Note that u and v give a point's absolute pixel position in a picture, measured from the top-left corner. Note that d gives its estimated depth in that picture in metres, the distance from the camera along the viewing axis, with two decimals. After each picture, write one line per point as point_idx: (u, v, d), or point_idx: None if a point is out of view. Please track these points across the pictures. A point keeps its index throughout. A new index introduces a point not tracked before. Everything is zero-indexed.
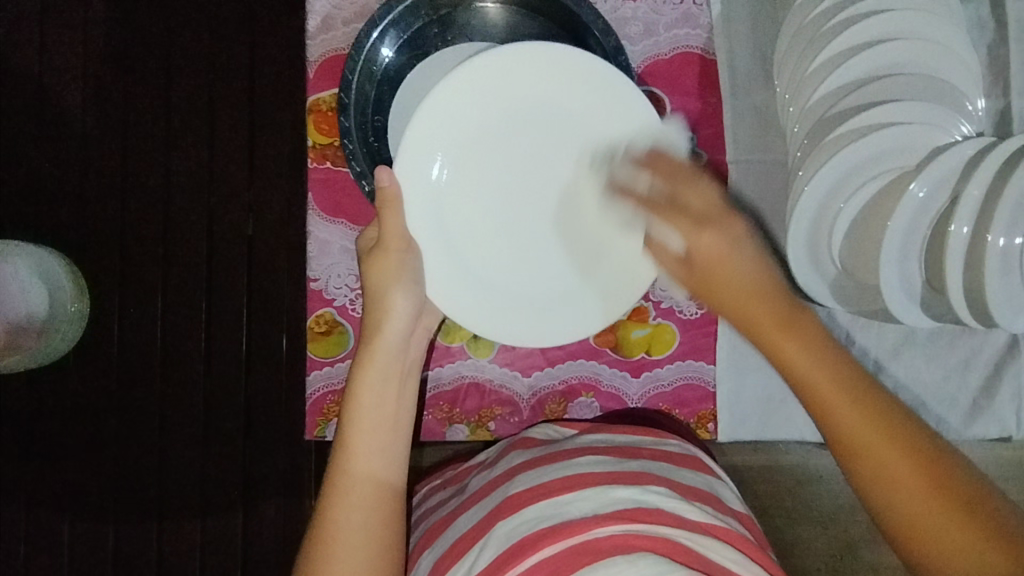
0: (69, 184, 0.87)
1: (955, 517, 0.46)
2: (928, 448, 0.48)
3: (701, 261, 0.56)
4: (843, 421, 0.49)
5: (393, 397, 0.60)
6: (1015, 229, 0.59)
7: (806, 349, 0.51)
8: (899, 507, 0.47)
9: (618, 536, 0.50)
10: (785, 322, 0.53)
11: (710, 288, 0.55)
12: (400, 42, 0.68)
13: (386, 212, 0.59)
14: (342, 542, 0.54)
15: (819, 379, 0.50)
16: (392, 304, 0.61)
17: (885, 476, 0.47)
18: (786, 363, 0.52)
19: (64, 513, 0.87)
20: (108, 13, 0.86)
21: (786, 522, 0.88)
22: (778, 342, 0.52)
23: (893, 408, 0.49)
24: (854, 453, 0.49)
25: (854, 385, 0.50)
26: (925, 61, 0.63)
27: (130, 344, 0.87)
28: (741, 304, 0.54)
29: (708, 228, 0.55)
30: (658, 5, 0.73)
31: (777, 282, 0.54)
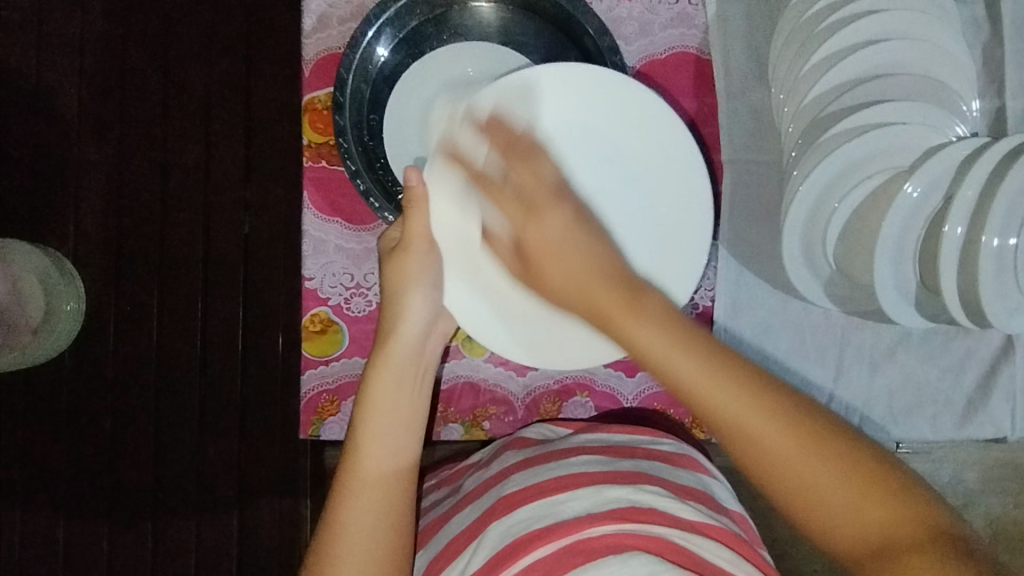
0: (65, 183, 0.87)
1: (829, 467, 0.43)
2: (789, 405, 0.45)
3: (528, 245, 0.58)
4: (687, 375, 0.47)
5: (406, 400, 0.60)
6: (1009, 229, 0.59)
7: (646, 324, 0.50)
8: (770, 469, 0.44)
9: (611, 536, 0.50)
10: (631, 306, 0.51)
11: (543, 272, 0.57)
12: (397, 41, 0.68)
13: (411, 211, 0.58)
14: (349, 543, 0.55)
15: (667, 348, 0.48)
16: (409, 306, 0.61)
17: (748, 440, 0.45)
18: (626, 337, 0.51)
19: (59, 512, 0.87)
20: (105, 12, 0.87)
21: (782, 523, 0.88)
22: (619, 316, 0.51)
23: (759, 379, 0.46)
24: (723, 425, 0.46)
25: (698, 346, 0.48)
26: (920, 62, 0.63)
27: (126, 343, 0.87)
28: (574, 281, 0.55)
29: (536, 216, 0.57)
30: (654, 5, 0.74)
31: (607, 267, 0.55)
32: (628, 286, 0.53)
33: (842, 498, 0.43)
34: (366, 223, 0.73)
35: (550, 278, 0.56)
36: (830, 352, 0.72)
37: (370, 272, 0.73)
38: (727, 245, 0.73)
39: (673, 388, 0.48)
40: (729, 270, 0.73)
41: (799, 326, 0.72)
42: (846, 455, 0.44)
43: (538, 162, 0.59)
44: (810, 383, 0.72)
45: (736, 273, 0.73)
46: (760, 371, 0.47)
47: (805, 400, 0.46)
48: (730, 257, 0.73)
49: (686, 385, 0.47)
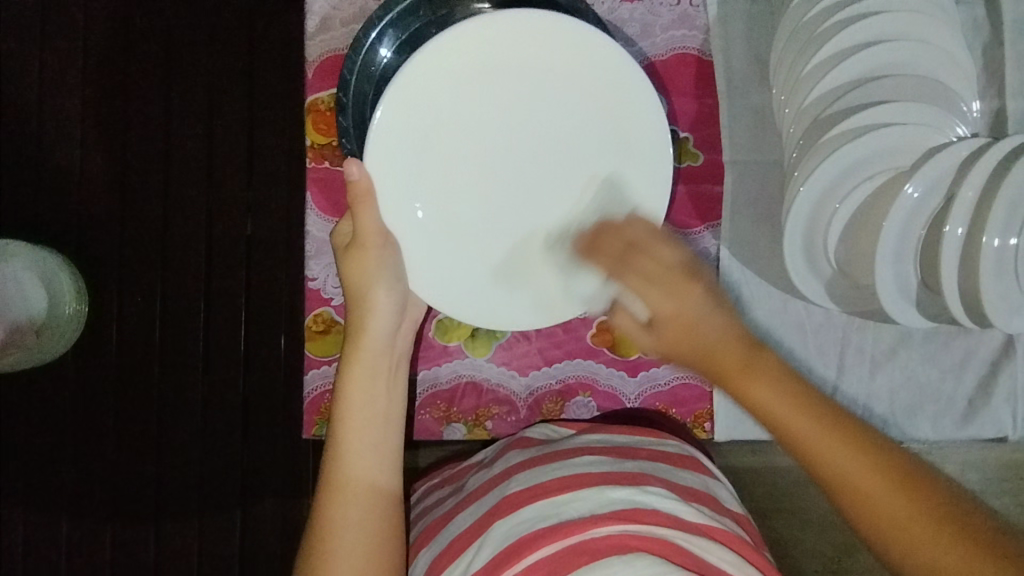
0: (68, 183, 0.87)
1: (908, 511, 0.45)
2: (880, 449, 0.47)
3: (660, 321, 0.56)
4: (805, 436, 0.49)
5: (384, 391, 0.61)
6: (1010, 229, 0.59)
7: (763, 384, 0.51)
8: (889, 538, 0.45)
9: (615, 536, 0.50)
10: (747, 367, 0.52)
11: (671, 344, 0.56)
12: (399, 42, 0.68)
13: (359, 206, 0.59)
14: (340, 541, 0.55)
15: (789, 410, 0.50)
16: (375, 300, 0.62)
17: (840, 480, 0.47)
18: (744, 395, 0.52)
19: (62, 513, 0.87)
20: (107, 13, 0.87)
21: (783, 523, 0.88)
22: (735, 377, 0.53)
23: (894, 456, 0.47)
24: (850, 497, 0.47)
25: (825, 408, 0.50)
26: (918, 62, 0.64)
27: (128, 343, 0.87)
28: (704, 350, 0.54)
29: (661, 286, 0.56)
30: (655, 7, 0.74)
31: (736, 331, 0.54)
32: (755, 346, 0.54)
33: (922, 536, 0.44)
34: None
35: (677, 349, 0.55)
36: (831, 352, 0.73)
37: None
38: (728, 245, 0.73)
39: (804, 460, 0.49)
40: (730, 271, 0.73)
41: (800, 326, 0.73)
42: (967, 526, 0.43)
43: (658, 244, 0.57)
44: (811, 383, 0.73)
45: (737, 273, 0.73)
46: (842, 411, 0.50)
47: (892, 443, 0.48)
48: (731, 257, 0.73)
49: (817, 454, 0.48)
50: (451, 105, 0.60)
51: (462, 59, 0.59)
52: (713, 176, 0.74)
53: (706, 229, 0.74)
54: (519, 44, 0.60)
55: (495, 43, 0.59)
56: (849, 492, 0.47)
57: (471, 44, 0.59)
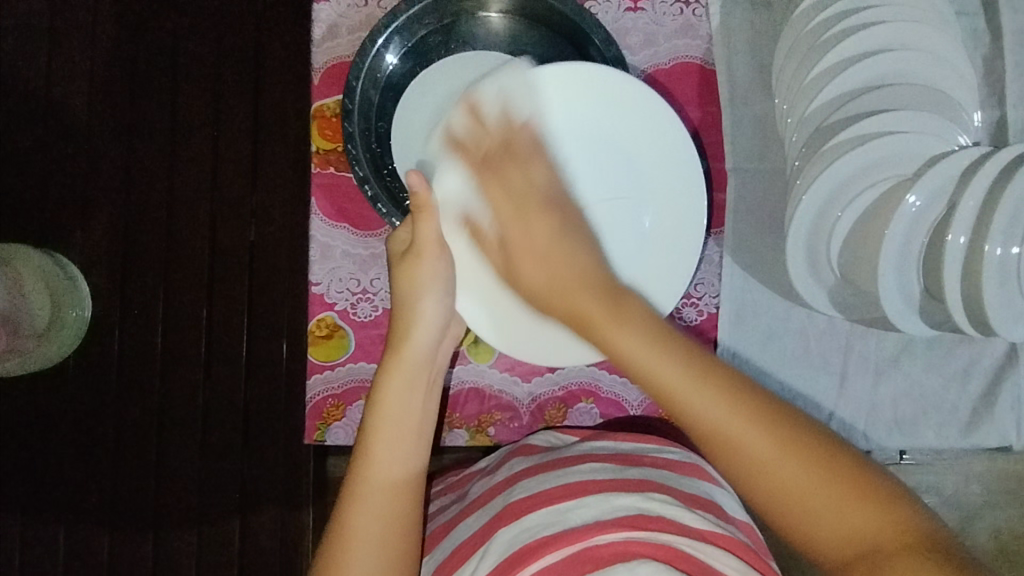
0: (73, 189, 0.88)
1: (798, 468, 0.45)
2: (767, 407, 0.47)
3: (513, 240, 0.60)
4: (670, 381, 0.48)
5: (421, 407, 0.60)
6: (1011, 238, 0.60)
7: (628, 331, 0.51)
8: (771, 488, 0.45)
9: (619, 544, 0.50)
10: (616, 314, 0.52)
11: (521, 270, 0.59)
12: (405, 49, 0.69)
13: (420, 215, 0.58)
14: (359, 547, 0.54)
15: (653, 358, 0.49)
16: (422, 311, 0.61)
17: (733, 445, 0.46)
18: (613, 344, 0.51)
19: (60, 519, 0.87)
20: (115, 21, 0.88)
21: (786, 534, 0.88)
22: (601, 321, 0.52)
23: (761, 399, 0.47)
24: (720, 446, 0.46)
25: (697, 363, 0.48)
26: (922, 72, 0.64)
27: (129, 348, 0.87)
28: (557, 287, 0.57)
29: (527, 213, 0.60)
30: (659, 17, 0.74)
31: (587, 275, 0.56)
32: (611, 289, 0.55)
33: (810, 495, 0.44)
34: (372, 228, 0.73)
35: (529, 272, 0.59)
36: (834, 359, 0.73)
37: (377, 278, 0.73)
38: (732, 252, 0.73)
39: (673, 411, 0.48)
40: (733, 278, 0.73)
41: (804, 333, 0.73)
42: (836, 466, 0.45)
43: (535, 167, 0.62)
44: (814, 391, 0.73)
45: (740, 279, 0.73)
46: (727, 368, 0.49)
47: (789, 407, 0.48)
48: (733, 262, 0.73)
49: (690, 405, 0.47)
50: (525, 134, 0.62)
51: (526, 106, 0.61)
52: (717, 184, 0.75)
53: (710, 236, 0.74)
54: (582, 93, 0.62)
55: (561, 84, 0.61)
56: (720, 441, 0.46)
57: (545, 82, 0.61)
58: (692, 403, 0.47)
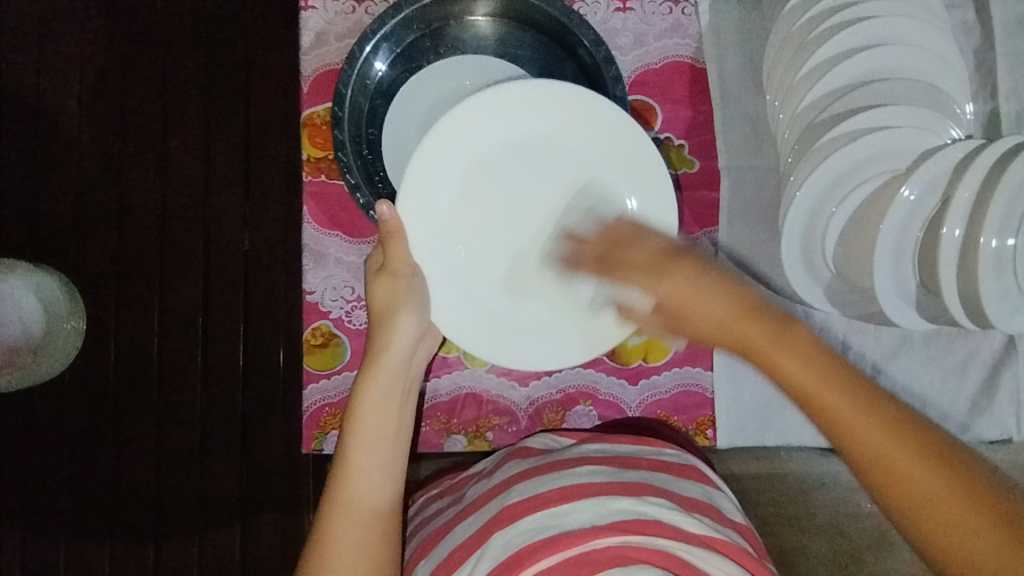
0: (64, 201, 0.87)
1: (992, 537, 0.36)
2: (965, 469, 0.38)
3: (666, 304, 0.47)
4: (854, 424, 0.40)
5: (398, 413, 0.59)
6: (1007, 230, 0.59)
7: (800, 358, 0.42)
8: (957, 554, 0.37)
9: (616, 547, 0.50)
10: (780, 336, 0.43)
11: (684, 329, 0.47)
12: (394, 55, 0.69)
13: (388, 241, 0.59)
14: (342, 559, 0.53)
15: (826, 389, 0.41)
16: (402, 323, 0.60)
17: (920, 505, 0.38)
18: (773, 368, 0.43)
19: (60, 533, 0.86)
20: (103, 33, 0.87)
21: (789, 531, 0.88)
22: (761, 346, 0.43)
23: (951, 456, 0.39)
24: (896, 491, 0.39)
25: (870, 399, 0.40)
26: (913, 66, 0.64)
27: (125, 360, 0.87)
28: (717, 332, 0.45)
29: (669, 273, 0.46)
30: (648, 16, 0.74)
31: (749, 294, 0.45)
32: (778, 315, 0.44)
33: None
34: (366, 235, 0.73)
35: (688, 330, 0.46)
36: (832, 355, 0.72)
37: None
38: (727, 250, 0.73)
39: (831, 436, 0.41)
40: None
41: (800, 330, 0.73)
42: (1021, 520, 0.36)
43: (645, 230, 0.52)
44: None
45: None
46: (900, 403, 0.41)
47: (985, 463, 0.39)
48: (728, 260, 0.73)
49: (861, 444, 0.40)
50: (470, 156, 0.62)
51: (460, 144, 0.61)
52: (709, 183, 0.74)
53: (704, 235, 0.74)
54: (479, 129, 0.61)
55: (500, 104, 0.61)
56: (897, 488, 0.39)
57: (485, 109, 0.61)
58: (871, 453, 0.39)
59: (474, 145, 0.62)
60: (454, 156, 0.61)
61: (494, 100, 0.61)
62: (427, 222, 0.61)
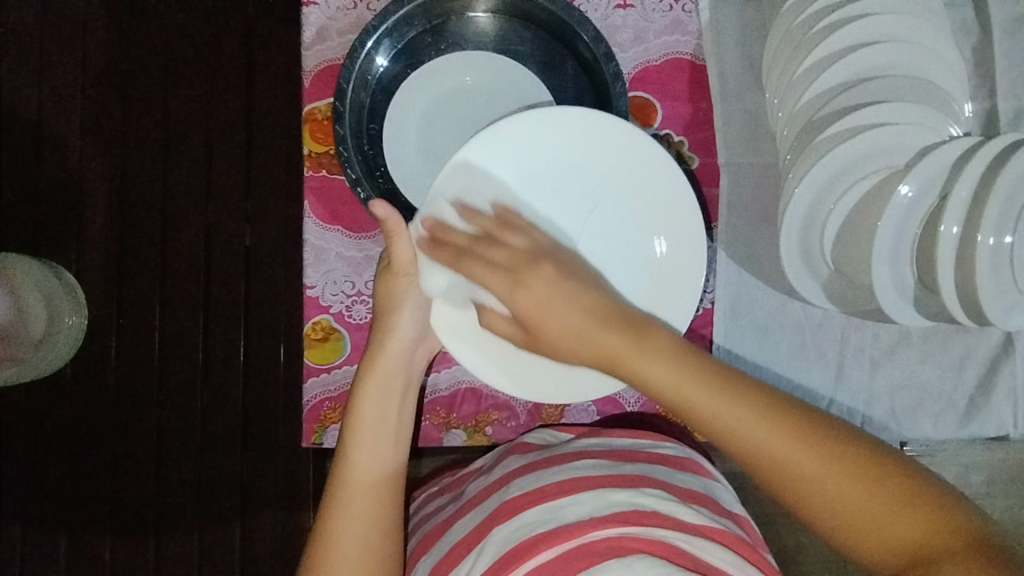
0: (66, 196, 0.88)
1: (844, 482, 0.44)
2: (815, 425, 0.46)
3: (526, 318, 0.53)
4: (715, 413, 0.46)
5: (397, 412, 0.60)
6: (1004, 226, 0.60)
7: (659, 359, 0.48)
8: (822, 502, 0.44)
9: (613, 539, 0.50)
10: (639, 340, 0.49)
11: (548, 339, 0.52)
12: (395, 51, 0.69)
13: (391, 238, 0.57)
14: (343, 555, 0.55)
15: (684, 386, 0.47)
16: (399, 322, 0.61)
17: (783, 467, 0.45)
18: (640, 375, 0.49)
19: (61, 527, 0.86)
20: (106, 29, 0.87)
21: (787, 528, 0.88)
22: (625, 354, 0.49)
23: (806, 420, 0.46)
24: (764, 465, 0.45)
25: (730, 384, 0.47)
26: (912, 63, 0.64)
27: (126, 354, 0.87)
28: (578, 337, 0.51)
29: (521, 283, 0.53)
30: (648, 13, 0.74)
31: (601, 302, 0.52)
32: (632, 320, 0.51)
33: (874, 507, 0.43)
34: (366, 230, 0.73)
35: (554, 344, 0.52)
36: (830, 352, 0.73)
37: (371, 280, 0.73)
38: (726, 246, 0.73)
39: (720, 442, 0.47)
40: (727, 272, 0.73)
41: (799, 327, 0.73)
42: (892, 483, 0.43)
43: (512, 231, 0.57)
44: (810, 384, 0.73)
45: (734, 274, 0.73)
46: (754, 384, 0.48)
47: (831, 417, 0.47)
48: (727, 257, 0.73)
49: (726, 427, 0.46)
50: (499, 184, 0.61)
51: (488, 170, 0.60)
52: (709, 179, 0.75)
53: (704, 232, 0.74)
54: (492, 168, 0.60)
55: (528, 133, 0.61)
56: (766, 462, 0.45)
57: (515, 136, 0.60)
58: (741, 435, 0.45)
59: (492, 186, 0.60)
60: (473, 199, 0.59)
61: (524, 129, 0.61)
62: None
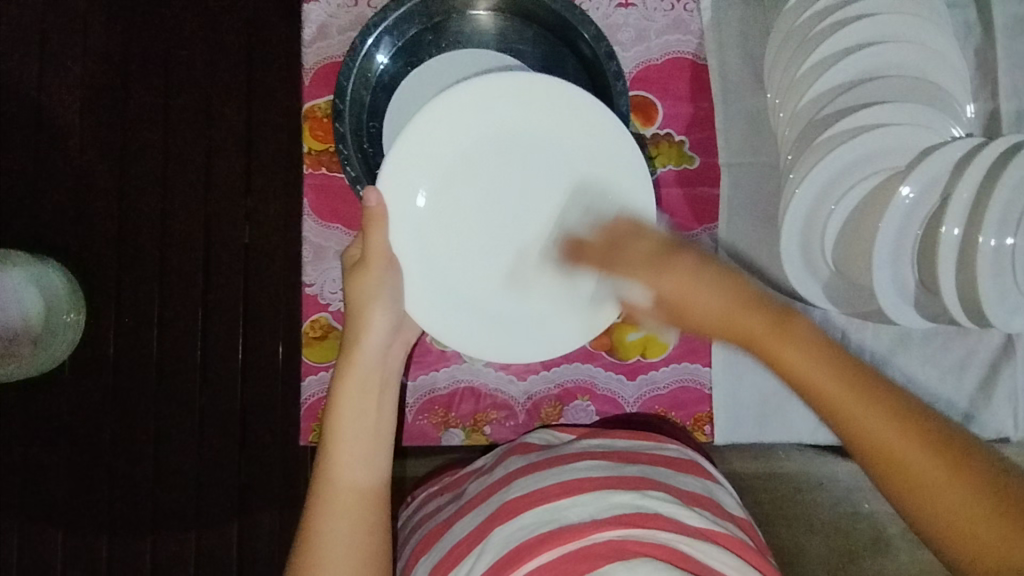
0: (65, 192, 0.87)
1: (963, 500, 0.42)
2: (956, 442, 0.43)
3: (668, 301, 0.50)
4: (847, 405, 0.45)
5: (375, 409, 0.59)
6: (1006, 229, 0.59)
7: (800, 350, 0.46)
8: (937, 518, 0.43)
9: (615, 541, 0.50)
10: (780, 329, 0.47)
11: (689, 317, 0.49)
12: (396, 49, 0.69)
13: (370, 230, 0.58)
14: (328, 554, 0.53)
15: (820, 377, 0.46)
16: (373, 318, 0.60)
17: (908, 472, 0.43)
18: (776, 361, 0.47)
19: (59, 524, 0.86)
20: (107, 25, 0.87)
21: (786, 530, 0.88)
22: (766, 339, 0.47)
23: (948, 437, 0.44)
24: (885, 464, 0.44)
25: (869, 385, 0.45)
26: (915, 63, 0.64)
27: (125, 351, 0.87)
28: (720, 322, 0.48)
29: (667, 269, 0.50)
30: (649, 12, 0.74)
31: (751, 292, 0.49)
32: (778, 305, 0.48)
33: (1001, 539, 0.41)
34: None
35: (695, 320, 0.49)
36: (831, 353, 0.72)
37: None
38: (726, 247, 0.73)
39: (840, 432, 0.46)
40: None
41: None
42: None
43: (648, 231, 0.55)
44: None
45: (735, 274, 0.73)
46: (898, 388, 0.46)
47: (968, 434, 0.45)
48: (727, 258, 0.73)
49: (850, 417, 0.45)
50: (443, 158, 0.62)
51: (431, 147, 0.61)
52: (710, 180, 0.75)
53: (705, 232, 0.74)
54: (432, 141, 0.61)
55: (465, 103, 0.61)
56: (887, 465, 0.44)
57: (452, 108, 0.61)
58: (867, 430, 0.44)
59: (434, 155, 0.61)
60: (412, 176, 0.61)
61: (460, 100, 0.61)
62: (408, 234, 0.61)
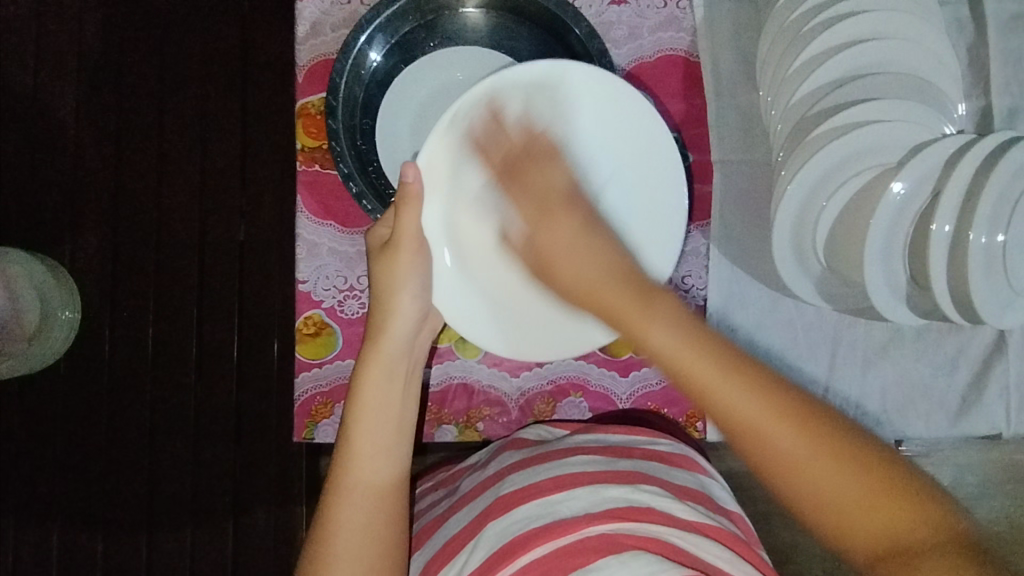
0: (61, 190, 0.88)
1: (834, 469, 0.40)
2: (806, 408, 0.42)
3: (537, 248, 0.56)
4: (704, 379, 0.42)
5: (399, 396, 0.59)
6: (996, 226, 0.60)
7: (665, 325, 0.45)
8: (802, 494, 0.41)
9: (608, 535, 0.50)
10: (644, 303, 0.47)
11: (556, 272, 0.54)
12: (388, 46, 0.69)
13: (403, 209, 0.58)
14: (347, 540, 0.54)
15: (687, 352, 0.43)
16: (397, 304, 0.60)
17: (767, 447, 0.41)
18: (643, 337, 0.46)
19: (54, 521, 0.86)
20: (102, 23, 0.87)
21: (779, 528, 0.88)
22: (631, 314, 0.47)
23: (801, 402, 0.42)
24: (748, 439, 0.42)
25: (727, 356, 0.43)
26: (906, 60, 0.64)
27: (120, 348, 0.87)
28: (585, 286, 0.51)
29: (549, 216, 0.55)
30: (642, 9, 0.74)
31: (620, 262, 0.51)
32: (642, 284, 0.49)
33: (864, 500, 0.39)
34: (359, 225, 0.73)
35: (560, 277, 0.54)
36: (823, 349, 0.73)
37: (364, 275, 0.73)
38: (719, 244, 0.73)
39: (702, 406, 0.43)
40: (720, 269, 0.73)
41: (792, 324, 0.73)
42: (885, 474, 0.40)
43: (549, 168, 0.57)
44: (803, 381, 0.73)
45: (727, 271, 0.73)
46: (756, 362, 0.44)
47: (818, 399, 0.43)
48: (719, 255, 0.73)
49: (710, 390, 0.42)
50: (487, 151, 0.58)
51: (472, 138, 0.58)
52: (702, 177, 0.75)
53: (698, 229, 0.74)
54: (473, 133, 0.58)
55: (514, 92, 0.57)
56: (755, 443, 0.41)
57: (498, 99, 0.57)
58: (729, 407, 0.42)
59: (476, 148, 0.58)
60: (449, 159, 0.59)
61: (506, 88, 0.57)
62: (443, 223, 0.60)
